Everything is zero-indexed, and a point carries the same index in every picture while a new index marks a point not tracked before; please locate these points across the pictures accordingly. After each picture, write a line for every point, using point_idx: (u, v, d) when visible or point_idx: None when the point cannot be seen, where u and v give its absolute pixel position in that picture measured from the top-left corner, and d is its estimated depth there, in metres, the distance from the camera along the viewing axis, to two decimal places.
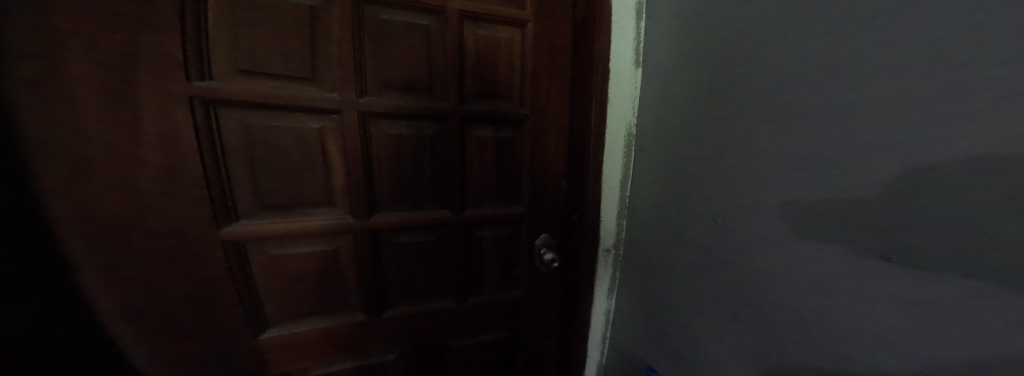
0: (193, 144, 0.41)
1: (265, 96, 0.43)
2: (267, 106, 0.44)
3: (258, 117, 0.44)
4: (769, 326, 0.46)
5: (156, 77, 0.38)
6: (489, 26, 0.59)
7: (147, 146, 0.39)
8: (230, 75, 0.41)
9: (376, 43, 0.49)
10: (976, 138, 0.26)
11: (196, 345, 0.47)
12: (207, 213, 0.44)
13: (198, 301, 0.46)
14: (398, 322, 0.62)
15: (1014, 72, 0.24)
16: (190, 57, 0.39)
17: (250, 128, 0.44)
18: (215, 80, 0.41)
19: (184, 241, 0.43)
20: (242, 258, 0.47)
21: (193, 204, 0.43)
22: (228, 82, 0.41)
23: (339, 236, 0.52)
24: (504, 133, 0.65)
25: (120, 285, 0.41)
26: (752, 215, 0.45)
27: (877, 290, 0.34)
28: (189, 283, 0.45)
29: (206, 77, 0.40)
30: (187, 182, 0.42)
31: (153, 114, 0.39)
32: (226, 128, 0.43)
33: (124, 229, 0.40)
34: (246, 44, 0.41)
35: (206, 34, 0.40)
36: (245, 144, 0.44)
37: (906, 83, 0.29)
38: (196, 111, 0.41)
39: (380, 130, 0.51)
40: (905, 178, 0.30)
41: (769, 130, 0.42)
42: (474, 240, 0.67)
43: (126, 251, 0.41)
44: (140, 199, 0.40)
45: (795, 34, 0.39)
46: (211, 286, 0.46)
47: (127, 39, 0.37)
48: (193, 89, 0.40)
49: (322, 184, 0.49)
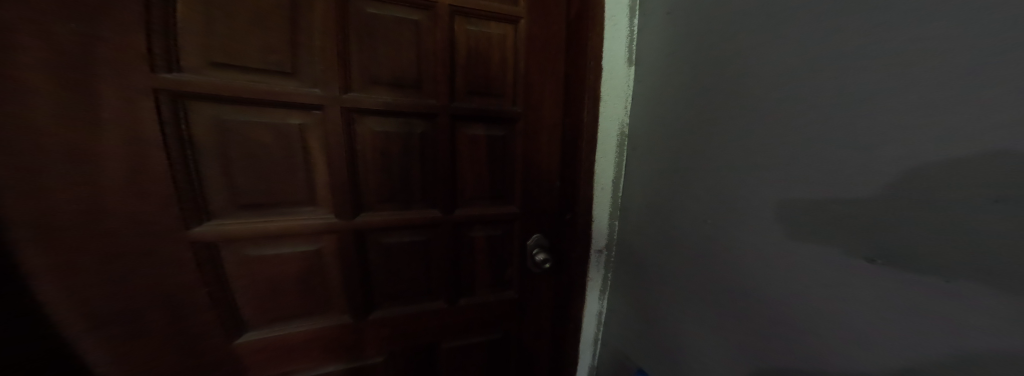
0: (159, 140, 0.39)
1: (240, 91, 0.41)
2: (242, 100, 0.42)
3: (232, 112, 0.42)
4: (756, 328, 0.46)
5: (117, 69, 0.36)
6: (482, 22, 0.58)
7: (109, 141, 0.37)
8: (201, 68, 0.40)
9: (363, 38, 0.47)
10: (961, 138, 0.26)
11: (166, 349, 0.46)
12: (177, 211, 0.42)
13: (168, 303, 0.44)
14: (384, 324, 0.61)
15: (997, 70, 0.24)
16: (155, 47, 0.38)
17: (224, 124, 0.42)
18: (184, 73, 0.39)
19: (151, 241, 0.42)
20: (215, 258, 0.46)
21: (161, 203, 0.41)
22: (198, 75, 0.40)
23: (322, 236, 0.51)
24: (496, 131, 0.64)
25: (81, 287, 0.39)
26: (743, 217, 0.45)
27: (862, 293, 0.34)
28: (156, 284, 0.43)
29: (174, 69, 0.39)
30: (154, 179, 0.40)
31: (115, 108, 0.37)
32: (197, 123, 0.41)
33: (86, 228, 0.38)
34: (218, 35, 0.40)
35: (174, 24, 0.38)
36: (218, 140, 0.42)
37: (894, 82, 0.29)
38: (163, 106, 0.39)
39: (365, 128, 0.50)
40: (893, 179, 0.30)
41: (761, 130, 0.42)
42: (466, 240, 0.66)
43: (87, 251, 0.39)
44: (102, 197, 0.38)
45: (790, 33, 0.38)
46: (185, 288, 0.45)
47: (84, 26, 0.35)
48: (158, 82, 0.38)
49: (303, 183, 0.48)
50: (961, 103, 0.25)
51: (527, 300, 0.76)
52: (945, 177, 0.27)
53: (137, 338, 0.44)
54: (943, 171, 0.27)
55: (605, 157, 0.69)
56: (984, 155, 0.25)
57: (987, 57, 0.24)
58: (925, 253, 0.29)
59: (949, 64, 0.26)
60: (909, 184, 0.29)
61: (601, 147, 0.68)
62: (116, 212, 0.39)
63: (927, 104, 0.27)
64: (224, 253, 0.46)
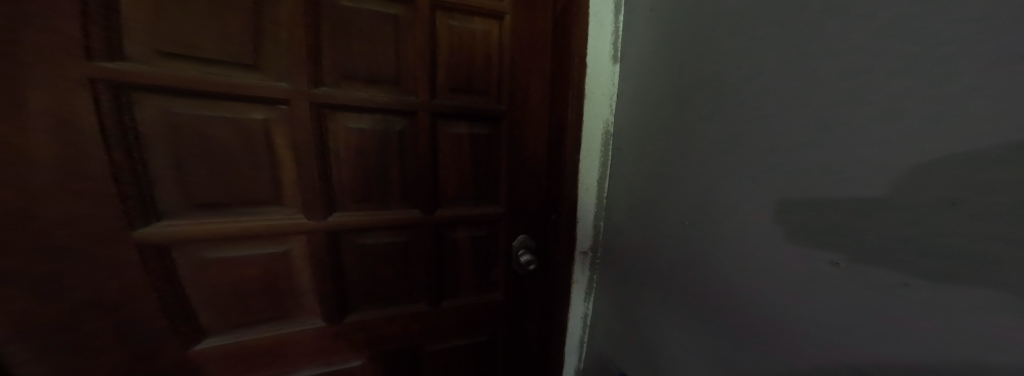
0: (95, 132, 0.37)
1: (193, 83, 0.39)
2: (196, 93, 0.40)
3: (185, 106, 0.40)
4: (729, 329, 0.47)
5: (49, 56, 0.34)
6: (465, 17, 0.56)
7: (38, 134, 0.35)
8: (150, 58, 0.38)
9: (337, 30, 0.45)
10: (924, 138, 0.26)
11: (111, 357, 0.43)
12: (120, 210, 0.40)
13: (114, 307, 0.42)
14: (362, 328, 0.59)
15: (955, 72, 0.24)
16: (93, 34, 0.35)
17: (175, 118, 0.40)
18: (127, 62, 0.37)
19: (92, 241, 0.39)
20: (166, 259, 0.43)
21: (101, 201, 0.39)
22: (145, 65, 0.37)
23: (291, 237, 0.49)
24: (479, 130, 0.63)
25: (10, 291, 0.37)
26: (722, 218, 0.46)
27: (825, 294, 0.35)
28: (99, 287, 0.41)
29: (115, 58, 0.36)
30: (91, 175, 0.38)
31: (45, 98, 0.34)
32: (144, 117, 0.39)
33: (15, 228, 0.36)
34: (170, 24, 0.38)
35: (117, 10, 0.36)
36: (168, 135, 0.40)
37: (863, 82, 0.30)
38: (103, 97, 0.37)
39: (340, 124, 0.48)
40: (860, 180, 0.30)
41: (741, 130, 0.42)
42: (448, 240, 0.65)
43: (16, 253, 0.36)
44: (31, 195, 0.36)
45: (769, 31, 0.38)
46: (139, 291, 0.43)
47: (11, 10, 0.32)
48: (96, 70, 0.35)
49: (268, 181, 0.46)
50: (934, 101, 0.26)
51: (511, 302, 0.75)
52: (912, 176, 0.27)
53: (83, 343, 0.42)
54: (910, 170, 0.27)
55: (590, 157, 0.69)
56: (944, 157, 0.25)
57: (948, 59, 0.25)
58: (895, 253, 0.29)
59: (919, 63, 0.26)
60: (877, 182, 0.29)
61: (586, 147, 0.68)
62: (54, 210, 0.37)
63: (898, 100, 0.27)
64: (180, 254, 0.44)
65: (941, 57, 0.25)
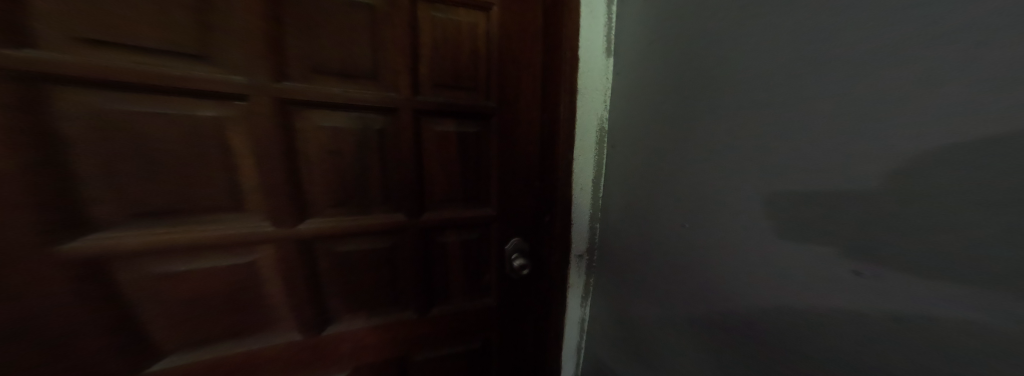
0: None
1: (128, 75, 0.35)
2: (132, 87, 0.36)
3: (120, 102, 0.36)
4: (737, 339, 0.44)
5: None
6: (449, 8, 0.53)
7: None
8: (73, 46, 0.33)
9: (302, 20, 0.42)
10: (967, 128, 0.23)
11: None
12: (41, 222, 0.35)
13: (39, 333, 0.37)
14: (345, 340, 0.56)
15: (1002, 51, 0.22)
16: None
17: (106, 115, 0.35)
18: (42, 50, 0.32)
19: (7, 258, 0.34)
20: (103, 275, 0.39)
21: (13, 212, 0.33)
22: (65, 54, 0.33)
23: (257, 246, 0.45)
24: (466, 127, 0.59)
25: None
26: (725, 219, 0.43)
27: (848, 306, 0.32)
28: (17, 311, 0.36)
29: (26, 45, 0.32)
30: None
31: None
32: (64, 114, 0.34)
33: None
34: (102, 9, 0.34)
35: None
36: (98, 135, 0.36)
37: (889, 66, 0.27)
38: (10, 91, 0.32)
39: (310, 122, 0.45)
40: (893, 176, 0.27)
41: (746, 123, 0.39)
42: (436, 245, 0.61)
43: None
44: None
45: (776, 16, 0.35)
46: (69, 313, 0.38)
47: None
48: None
49: (225, 184, 0.42)
50: (967, 95, 0.23)
51: (505, 308, 0.72)
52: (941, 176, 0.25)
53: None
54: (940, 169, 0.25)
55: (584, 155, 0.66)
56: (994, 149, 0.22)
57: (993, 37, 0.22)
58: (913, 256, 0.27)
59: (949, 53, 0.24)
60: (898, 182, 0.27)
61: (580, 145, 0.66)
62: None
63: (927, 94, 0.25)
64: (124, 269, 0.40)
65: (973, 46, 0.23)
